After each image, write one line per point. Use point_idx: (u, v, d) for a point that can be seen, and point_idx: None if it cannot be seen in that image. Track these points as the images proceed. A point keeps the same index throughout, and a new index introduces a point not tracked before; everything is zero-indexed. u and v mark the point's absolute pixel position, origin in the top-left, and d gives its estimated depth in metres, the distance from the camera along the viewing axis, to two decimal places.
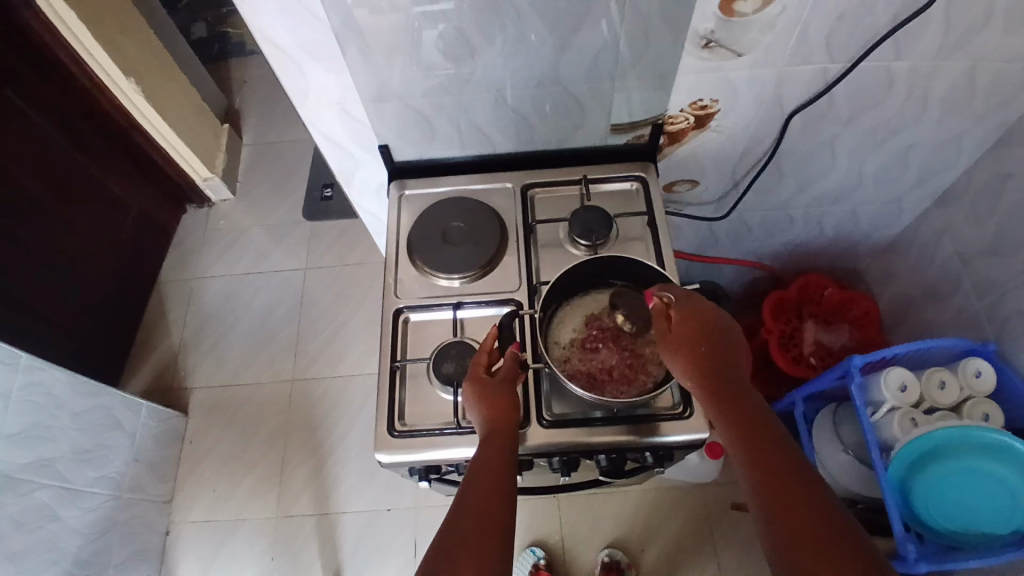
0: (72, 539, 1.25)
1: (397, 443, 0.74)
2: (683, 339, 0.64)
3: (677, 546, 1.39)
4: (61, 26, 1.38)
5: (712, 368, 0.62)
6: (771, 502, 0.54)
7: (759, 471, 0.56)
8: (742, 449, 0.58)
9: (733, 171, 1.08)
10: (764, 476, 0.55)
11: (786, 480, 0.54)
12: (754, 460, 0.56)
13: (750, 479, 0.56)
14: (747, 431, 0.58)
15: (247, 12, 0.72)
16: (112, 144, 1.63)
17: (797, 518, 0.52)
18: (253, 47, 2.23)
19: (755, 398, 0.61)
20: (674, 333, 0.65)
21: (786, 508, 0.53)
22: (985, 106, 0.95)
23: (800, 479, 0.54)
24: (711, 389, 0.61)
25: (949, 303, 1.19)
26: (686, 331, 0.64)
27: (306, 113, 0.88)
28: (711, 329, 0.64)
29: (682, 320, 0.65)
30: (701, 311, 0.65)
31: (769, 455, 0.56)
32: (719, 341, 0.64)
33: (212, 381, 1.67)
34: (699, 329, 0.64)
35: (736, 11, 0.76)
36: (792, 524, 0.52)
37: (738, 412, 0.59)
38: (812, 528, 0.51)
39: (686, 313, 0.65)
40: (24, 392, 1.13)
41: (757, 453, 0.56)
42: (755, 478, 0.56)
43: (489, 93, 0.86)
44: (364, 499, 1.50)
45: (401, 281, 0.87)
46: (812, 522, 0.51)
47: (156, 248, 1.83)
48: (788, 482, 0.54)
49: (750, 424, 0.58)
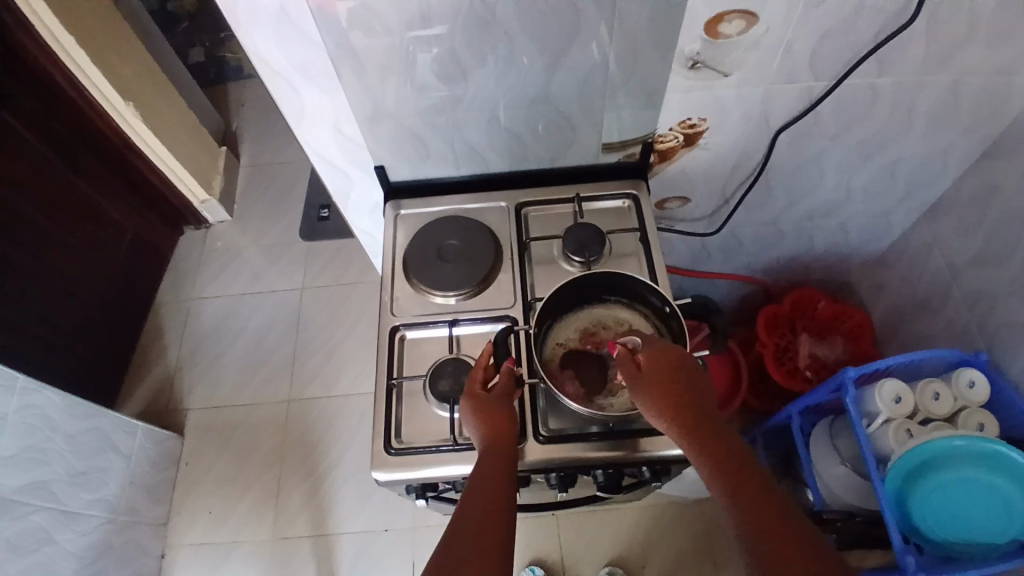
0: (67, 562, 1.24)
1: (394, 461, 0.74)
2: (654, 382, 0.64)
3: (677, 563, 1.38)
4: (58, 50, 1.42)
5: (686, 408, 0.62)
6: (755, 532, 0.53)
7: (744, 508, 0.55)
8: (725, 487, 0.57)
9: (723, 187, 1.10)
10: (749, 515, 0.55)
11: (766, 510, 0.55)
12: (738, 497, 0.56)
13: (735, 517, 0.55)
14: (728, 468, 0.58)
15: (241, 34, 0.74)
16: (109, 166, 1.65)
17: (786, 554, 0.51)
18: (250, 70, 2.26)
19: (733, 435, 0.61)
20: (645, 377, 0.65)
21: (774, 544, 0.52)
22: (967, 120, 0.97)
23: (786, 514, 0.54)
24: (688, 430, 0.61)
25: (940, 315, 1.20)
26: (656, 374, 0.64)
27: (302, 134, 0.89)
28: (681, 371, 0.64)
29: (652, 363, 0.65)
30: (670, 354, 0.65)
31: (752, 491, 0.56)
32: (692, 382, 0.64)
33: (208, 402, 1.66)
34: (669, 371, 0.64)
35: (721, 32, 0.79)
36: (780, 559, 0.51)
37: (716, 451, 0.59)
38: (803, 565, 0.51)
39: (655, 357, 0.65)
40: (19, 413, 1.13)
41: (741, 489, 0.56)
42: (740, 516, 0.55)
43: (482, 114, 0.88)
44: (362, 520, 1.49)
45: (397, 299, 0.87)
46: (800, 558, 0.51)
47: (152, 270, 1.84)
48: (768, 512, 0.54)
49: (730, 461, 0.58)
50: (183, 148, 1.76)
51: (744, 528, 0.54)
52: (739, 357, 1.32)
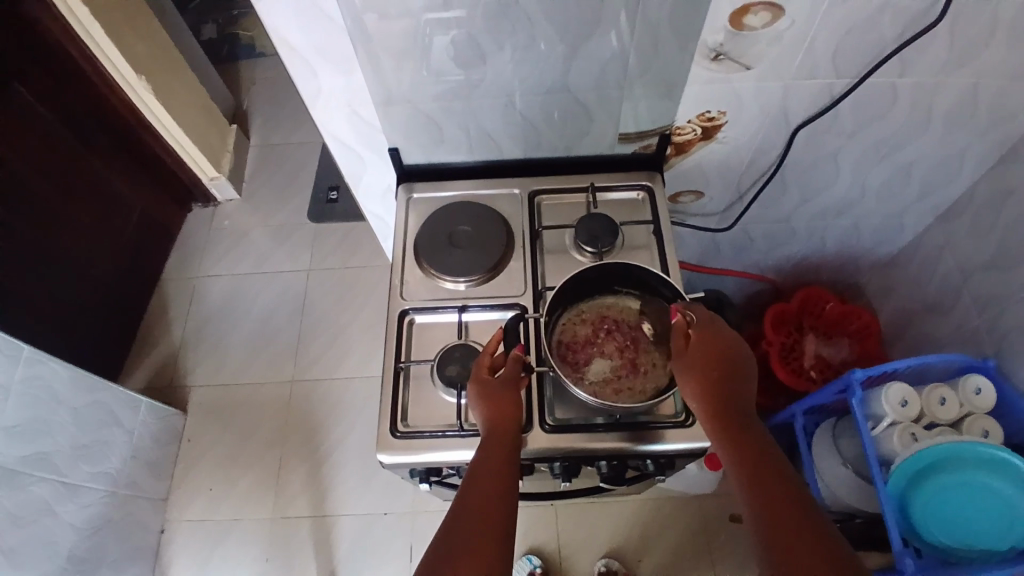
0: (68, 534, 1.25)
1: (398, 444, 0.74)
2: (696, 361, 0.65)
3: (674, 557, 1.39)
4: (70, 19, 1.40)
5: (722, 391, 0.63)
6: (763, 515, 0.54)
7: (759, 495, 0.55)
8: (743, 473, 0.58)
9: (738, 183, 1.09)
10: (762, 495, 0.55)
11: (781, 499, 0.55)
12: (752, 478, 0.57)
13: (749, 503, 0.56)
14: (748, 456, 0.58)
15: (261, 13, 0.72)
16: (119, 140, 1.64)
17: (794, 542, 0.52)
18: (263, 49, 2.25)
19: (760, 426, 0.61)
20: (691, 354, 0.66)
21: (785, 532, 0.52)
22: (987, 123, 0.96)
23: (799, 505, 0.54)
24: (719, 413, 0.62)
25: (950, 318, 1.20)
26: (701, 353, 0.65)
27: (317, 114, 0.88)
28: (724, 355, 0.64)
29: (700, 341, 0.66)
30: (718, 335, 0.65)
31: (770, 481, 0.56)
32: (733, 367, 0.64)
33: (211, 380, 1.67)
34: (714, 352, 0.65)
35: (745, 24, 0.78)
36: (788, 544, 0.52)
37: (739, 437, 0.60)
38: (806, 549, 0.51)
39: (704, 336, 0.66)
40: (24, 384, 1.13)
41: (756, 477, 0.57)
42: (754, 503, 0.55)
43: (500, 99, 0.87)
44: (362, 502, 1.49)
45: (407, 283, 0.87)
46: (809, 548, 0.51)
47: (159, 246, 1.83)
48: (784, 500, 0.55)
49: (751, 450, 0.59)
50: (195, 125, 1.76)
51: (757, 514, 0.55)
52: None
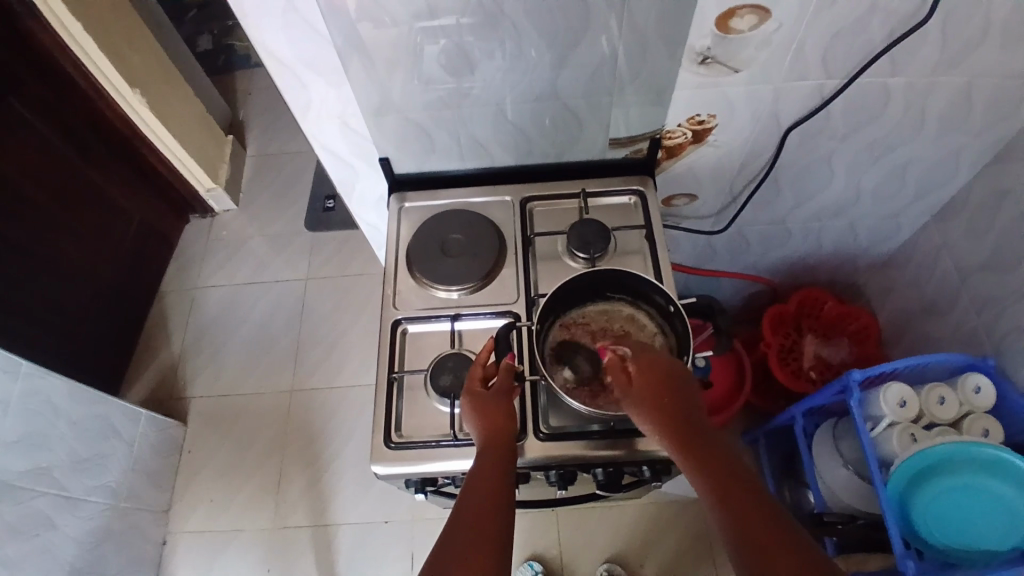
0: (69, 547, 1.25)
1: (393, 454, 0.74)
2: (643, 392, 0.63)
3: (676, 560, 1.38)
4: (66, 36, 1.40)
5: (676, 418, 0.61)
6: (745, 538, 0.51)
7: (733, 519, 0.52)
8: (713, 497, 0.54)
9: (731, 185, 1.08)
10: (735, 514, 0.52)
11: (756, 517, 0.52)
12: (722, 498, 0.54)
13: (725, 529, 0.53)
14: (716, 477, 0.56)
15: (249, 26, 0.73)
16: (114, 153, 1.64)
17: (775, 564, 0.49)
18: (258, 59, 2.26)
19: (726, 444, 0.59)
20: (637, 387, 0.64)
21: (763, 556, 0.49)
22: (981, 122, 0.96)
23: (777, 521, 0.51)
24: (678, 438, 0.60)
25: (948, 318, 1.20)
26: (643, 384, 0.64)
27: (308, 126, 0.89)
28: (669, 380, 0.64)
29: (640, 375, 0.65)
30: (659, 363, 0.65)
31: (743, 499, 0.53)
32: (681, 393, 0.63)
33: (211, 390, 1.67)
34: (658, 381, 0.64)
35: (732, 28, 0.78)
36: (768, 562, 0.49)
37: (706, 459, 0.57)
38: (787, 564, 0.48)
39: (644, 367, 0.65)
40: (23, 399, 1.14)
41: (727, 497, 0.54)
42: (728, 527, 0.52)
43: (490, 108, 0.87)
44: (361, 511, 1.49)
45: (399, 293, 0.87)
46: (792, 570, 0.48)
47: (157, 257, 1.84)
48: (758, 518, 0.52)
49: (718, 469, 0.56)
50: (192, 137, 1.76)
51: (735, 541, 0.51)
52: (743, 356, 1.31)
